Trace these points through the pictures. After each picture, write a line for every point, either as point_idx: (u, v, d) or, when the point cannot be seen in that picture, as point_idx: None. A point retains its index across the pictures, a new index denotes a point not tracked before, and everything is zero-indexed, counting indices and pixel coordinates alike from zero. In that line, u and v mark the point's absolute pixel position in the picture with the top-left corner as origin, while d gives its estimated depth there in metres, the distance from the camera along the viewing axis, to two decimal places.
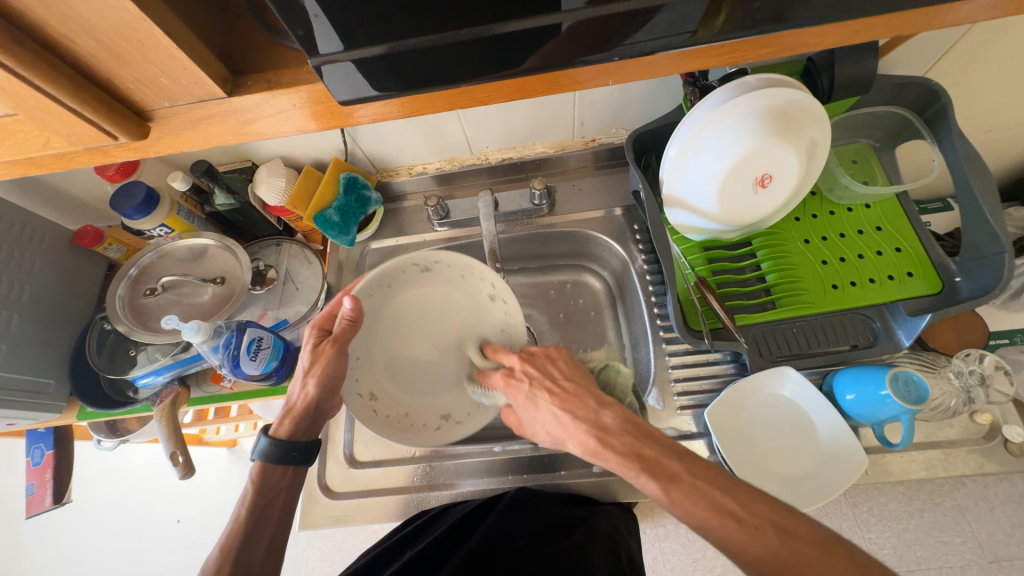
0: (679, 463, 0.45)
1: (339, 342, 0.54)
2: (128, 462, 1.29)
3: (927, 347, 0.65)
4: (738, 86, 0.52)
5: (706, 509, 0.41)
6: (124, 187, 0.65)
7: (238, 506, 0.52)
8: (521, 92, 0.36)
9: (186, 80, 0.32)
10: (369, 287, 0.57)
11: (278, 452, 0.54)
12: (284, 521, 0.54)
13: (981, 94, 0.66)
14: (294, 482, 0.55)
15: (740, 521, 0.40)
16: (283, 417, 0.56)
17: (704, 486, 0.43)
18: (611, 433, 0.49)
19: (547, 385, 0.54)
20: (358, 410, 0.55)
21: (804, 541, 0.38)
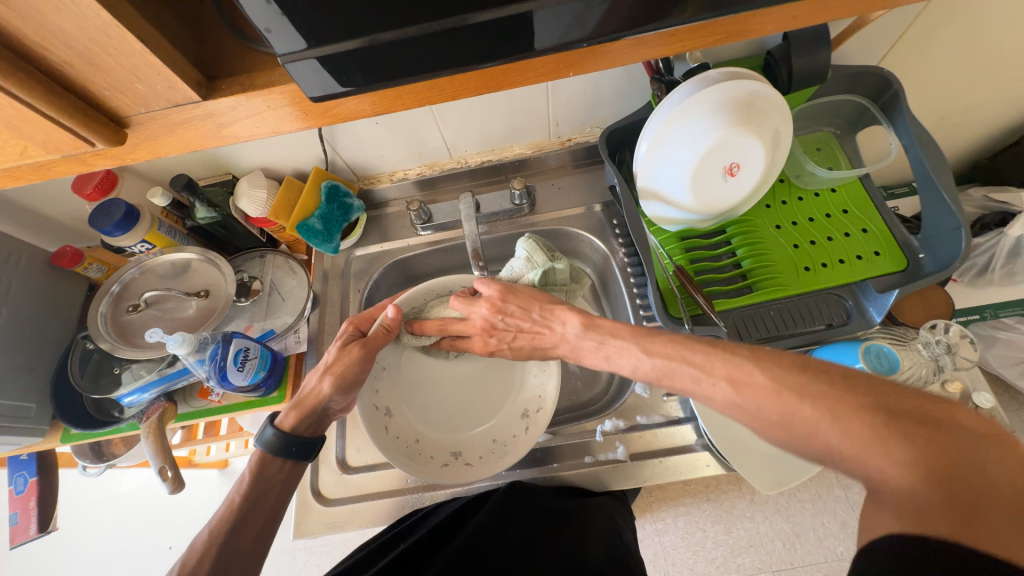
0: (636, 347, 0.48)
1: (369, 345, 0.56)
2: (115, 489, 1.25)
3: (897, 322, 0.67)
4: (701, 80, 0.55)
5: (668, 382, 0.45)
6: (102, 205, 0.64)
7: (232, 493, 0.51)
8: (488, 85, 0.38)
9: (161, 85, 0.33)
10: (417, 303, 0.63)
11: (279, 445, 0.53)
12: (276, 514, 0.52)
13: (931, 81, 0.70)
14: (290, 477, 0.54)
15: (700, 383, 0.42)
16: (291, 410, 0.55)
17: (661, 364, 0.46)
18: (585, 354, 0.53)
19: (521, 332, 0.57)
20: (368, 419, 0.58)
21: (755, 386, 0.39)
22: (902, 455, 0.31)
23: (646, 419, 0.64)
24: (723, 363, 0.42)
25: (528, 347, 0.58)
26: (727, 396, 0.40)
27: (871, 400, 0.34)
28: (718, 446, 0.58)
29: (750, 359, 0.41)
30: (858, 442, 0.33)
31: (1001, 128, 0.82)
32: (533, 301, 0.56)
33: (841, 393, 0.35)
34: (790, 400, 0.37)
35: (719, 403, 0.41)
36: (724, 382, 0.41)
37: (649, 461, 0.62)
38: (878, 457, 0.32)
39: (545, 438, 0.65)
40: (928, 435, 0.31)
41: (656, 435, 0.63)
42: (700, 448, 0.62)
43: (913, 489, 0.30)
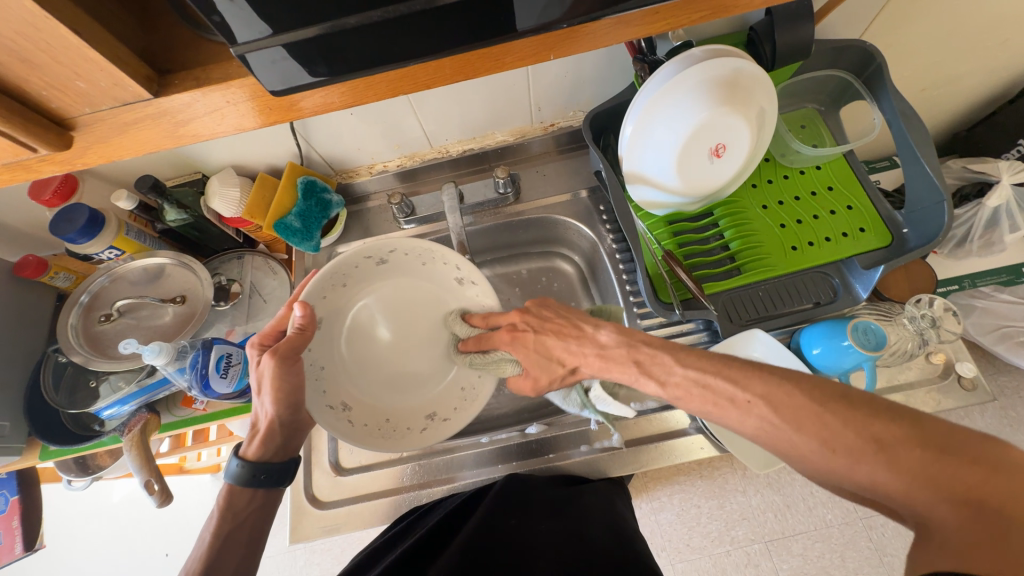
0: (670, 358, 0.48)
1: (279, 351, 0.52)
2: (104, 500, 1.23)
3: (882, 297, 0.68)
4: (684, 59, 0.53)
5: (702, 394, 0.45)
6: (63, 211, 0.61)
7: (203, 532, 0.51)
8: (464, 72, 0.36)
9: (105, 81, 0.30)
10: (323, 287, 0.58)
11: (245, 475, 0.53)
12: (250, 549, 0.52)
13: (913, 53, 0.70)
14: (263, 506, 0.54)
15: (735, 403, 0.43)
16: (253, 439, 0.54)
17: (695, 375, 0.46)
18: (609, 351, 0.53)
19: (551, 329, 0.57)
20: (326, 420, 0.55)
21: (799, 406, 0.40)
22: (943, 489, 0.34)
23: (640, 406, 0.64)
24: (748, 385, 0.43)
25: (557, 345, 0.57)
26: (766, 419, 0.41)
27: (913, 433, 0.37)
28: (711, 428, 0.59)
29: (788, 380, 0.42)
30: (904, 478, 0.36)
31: (980, 98, 0.83)
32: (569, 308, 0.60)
33: (886, 423, 0.37)
34: (832, 423, 0.39)
35: (753, 426, 0.42)
36: (761, 403, 0.42)
37: (644, 447, 0.62)
38: (924, 493, 0.35)
39: (540, 429, 0.65)
40: (978, 473, 0.34)
41: (651, 421, 0.63)
42: (693, 431, 0.62)
43: (958, 523, 0.34)
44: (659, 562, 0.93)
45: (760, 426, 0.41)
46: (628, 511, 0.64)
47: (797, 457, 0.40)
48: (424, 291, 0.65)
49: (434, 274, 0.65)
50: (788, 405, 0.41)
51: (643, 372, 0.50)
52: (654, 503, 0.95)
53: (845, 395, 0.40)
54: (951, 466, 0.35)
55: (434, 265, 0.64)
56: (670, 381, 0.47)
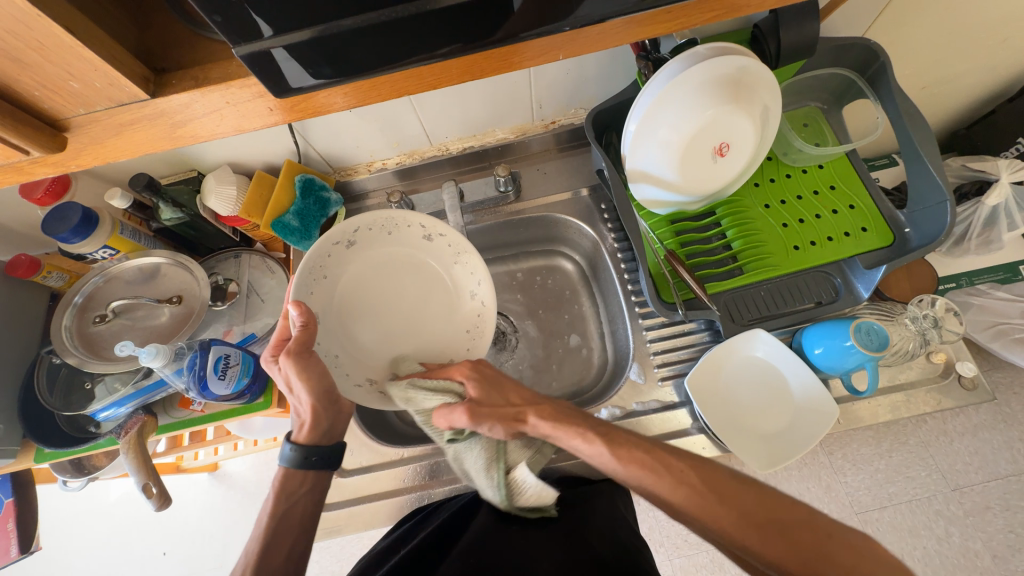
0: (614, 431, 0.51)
1: (294, 349, 0.52)
2: (101, 499, 1.22)
3: (884, 297, 0.68)
4: (689, 56, 0.52)
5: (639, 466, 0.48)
6: (55, 210, 0.59)
7: (260, 515, 0.52)
8: (471, 72, 0.36)
9: (100, 82, 0.29)
10: (305, 283, 0.57)
11: (298, 457, 0.54)
12: (303, 530, 0.53)
13: (916, 51, 0.69)
14: (314, 487, 0.56)
15: (670, 470, 0.47)
16: (302, 424, 0.55)
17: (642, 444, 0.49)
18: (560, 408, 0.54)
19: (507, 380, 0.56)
20: (362, 398, 0.57)
21: (721, 479, 0.46)
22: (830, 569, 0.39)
23: (641, 406, 0.65)
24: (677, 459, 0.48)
25: (511, 389, 0.55)
26: (695, 485, 0.45)
27: (806, 519, 0.42)
28: (714, 430, 0.59)
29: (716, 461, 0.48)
30: (801, 556, 0.40)
31: (979, 96, 0.82)
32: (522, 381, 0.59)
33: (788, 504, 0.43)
34: (744, 498, 0.44)
35: (681, 493, 0.45)
36: (690, 471, 0.46)
37: None
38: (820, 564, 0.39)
39: None
40: (855, 557, 0.39)
41: (652, 421, 0.64)
42: (696, 432, 0.63)
43: None
44: (658, 559, 0.94)
45: (690, 493, 0.45)
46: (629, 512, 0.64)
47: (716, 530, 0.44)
48: (404, 259, 0.65)
49: (405, 240, 0.65)
50: (714, 482, 0.45)
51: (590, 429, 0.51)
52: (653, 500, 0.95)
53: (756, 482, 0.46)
54: (833, 546, 0.40)
55: (401, 231, 0.64)
56: (617, 439, 0.50)
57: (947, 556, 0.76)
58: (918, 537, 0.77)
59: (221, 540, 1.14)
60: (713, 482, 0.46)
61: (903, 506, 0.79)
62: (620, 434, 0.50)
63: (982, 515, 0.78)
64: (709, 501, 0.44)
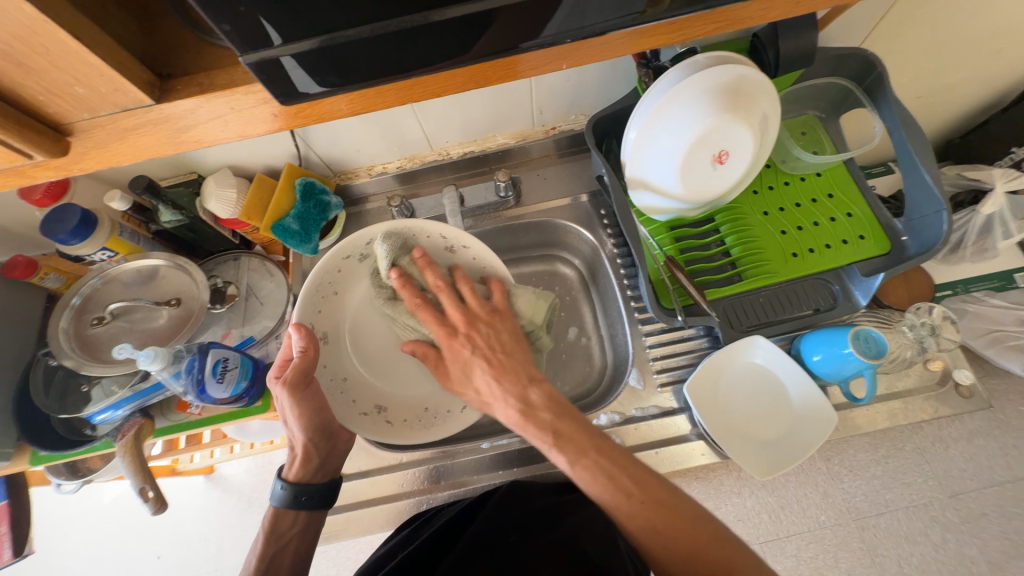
0: (585, 443, 0.49)
1: (290, 380, 0.52)
2: (95, 502, 1.21)
3: (881, 304, 0.69)
4: (688, 66, 0.53)
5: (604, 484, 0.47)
6: (55, 211, 0.59)
7: (249, 556, 0.53)
8: (475, 81, 0.36)
9: (105, 87, 0.30)
10: (312, 302, 0.59)
11: (288, 497, 0.55)
12: (294, 570, 0.54)
13: (913, 61, 0.70)
14: (305, 528, 0.56)
15: (629, 498, 0.46)
16: (294, 460, 0.57)
17: (604, 464, 0.48)
18: (537, 409, 0.51)
19: (487, 357, 0.54)
20: (363, 426, 0.59)
21: (679, 513, 0.45)
22: None
23: (640, 412, 0.65)
24: (640, 485, 0.47)
25: (495, 375, 0.53)
26: (652, 520, 0.45)
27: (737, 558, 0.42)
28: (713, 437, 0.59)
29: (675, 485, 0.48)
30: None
31: (974, 105, 0.83)
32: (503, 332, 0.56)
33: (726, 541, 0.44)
34: (690, 533, 0.44)
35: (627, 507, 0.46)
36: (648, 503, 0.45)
37: (644, 453, 0.62)
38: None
39: None
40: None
41: (651, 426, 0.64)
42: (695, 438, 0.63)
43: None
44: None
45: (641, 524, 0.45)
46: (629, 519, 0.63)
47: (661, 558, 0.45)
48: None
49: None
50: (670, 514, 0.45)
51: (557, 445, 0.49)
52: None
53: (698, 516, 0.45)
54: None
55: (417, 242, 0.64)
56: (583, 459, 0.48)
57: (942, 562, 0.77)
58: (914, 544, 0.78)
59: (216, 543, 1.13)
60: (674, 505, 0.46)
61: (900, 512, 0.79)
62: (591, 451, 0.49)
63: (977, 521, 0.78)
64: (664, 531, 0.44)
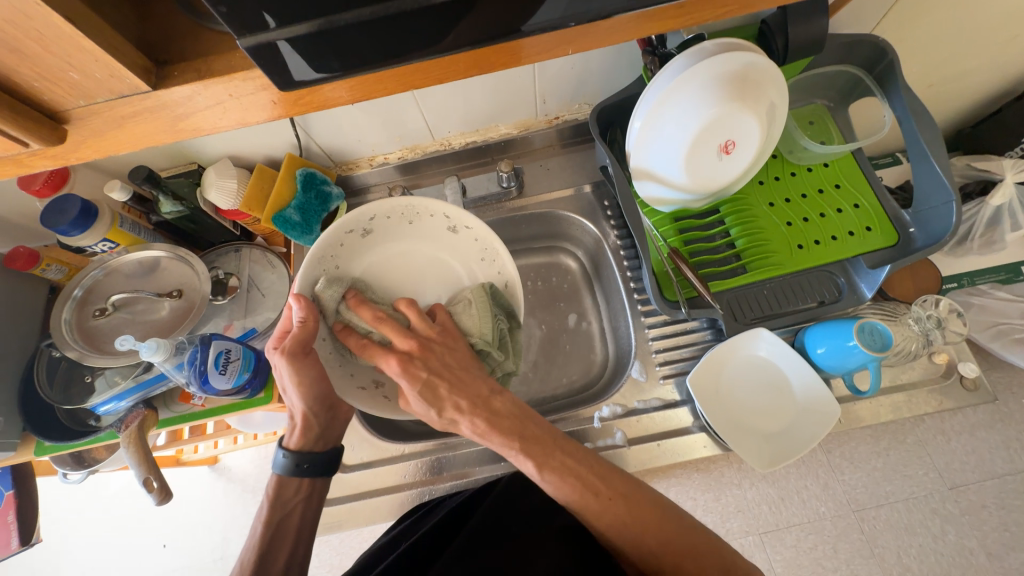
0: (550, 448, 0.51)
1: (289, 349, 0.52)
2: (101, 491, 1.22)
3: (887, 296, 0.68)
4: (695, 53, 0.51)
5: (575, 484, 0.49)
6: (55, 202, 0.59)
7: (255, 523, 0.53)
8: (478, 67, 0.35)
9: (101, 73, 0.29)
10: (313, 274, 0.57)
11: (290, 464, 0.56)
12: (301, 534, 0.55)
13: (925, 48, 0.68)
14: (309, 495, 0.57)
15: (599, 496, 0.49)
16: (293, 429, 0.56)
17: (571, 464, 0.50)
18: (500, 416, 0.51)
19: (441, 376, 0.52)
20: (362, 400, 0.59)
21: (643, 508, 0.49)
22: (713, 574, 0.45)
23: (643, 404, 0.65)
24: (604, 484, 0.49)
25: (450, 394, 0.51)
26: (621, 514, 0.48)
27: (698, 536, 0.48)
28: (716, 428, 0.59)
29: (639, 480, 0.51)
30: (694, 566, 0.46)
31: (985, 94, 0.82)
32: (455, 351, 0.54)
33: (689, 523, 0.49)
34: (658, 520, 0.48)
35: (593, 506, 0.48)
36: (618, 498, 0.49)
37: (647, 445, 0.62)
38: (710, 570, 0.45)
39: None
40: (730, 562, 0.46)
41: (653, 419, 0.64)
42: (697, 430, 0.63)
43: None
44: None
45: (614, 517, 0.48)
46: None
47: (627, 545, 0.49)
48: (422, 249, 0.65)
49: (424, 230, 0.65)
50: (636, 504, 0.49)
51: (524, 450, 0.50)
52: None
53: (660, 504, 0.49)
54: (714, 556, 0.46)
55: (421, 220, 0.64)
56: (550, 463, 0.50)
57: (942, 554, 0.77)
58: (914, 535, 0.78)
59: (221, 531, 1.14)
60: (641, 498, 0.49)
61: (900, 504, 0.79)
62: (556, 452, 0.51)
63: (978, 513, 0.78)
64: (628, 527, 0.48)
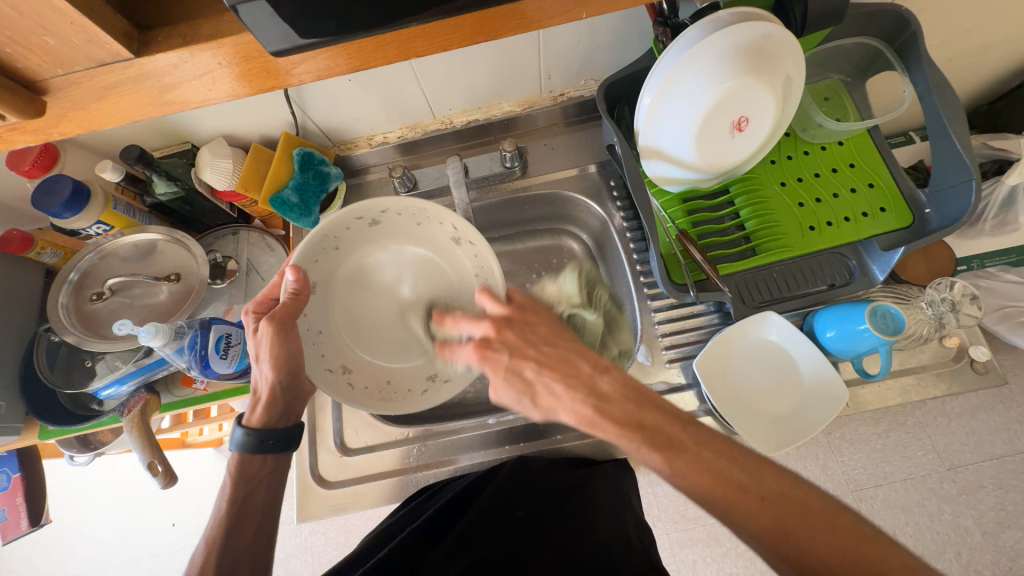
0: (678, 442, 0.41)
1: (277, 317, 0.52)
2: (109, 472, 1.24)
3: (899, 279, 0.67)
4: (710, 22, 0.49)
5: (711, 481, 0.39)
6: (46, 183, 0.57)
7: (218, 499, 0.53)
8: (484, 33, 0.34)
9: (79, 38, 0.28)
10: (312, 251, 0.55)
11: (252, 442, 0.55)
12: (266, 513, 0.54)
13: (948, 20, 0.65)
14: (274, 471, 0.56)
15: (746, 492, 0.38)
16: (256, 404, 0.56)
17: (711, 459, 0.40)
18: (609, 401, 0.45)
19: (528, 352, 0.49)
20: (325, 382, 0.55)
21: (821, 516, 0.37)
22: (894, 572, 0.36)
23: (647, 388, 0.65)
24: (750, 476, 0.39)
25: (542, 375, 0.48)
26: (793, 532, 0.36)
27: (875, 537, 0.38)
28: (720, 411, 0.59)
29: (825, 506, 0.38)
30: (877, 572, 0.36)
31: (1005, 69, 0.79)
32: (548, 334, 0.51)
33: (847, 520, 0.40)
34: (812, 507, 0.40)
35: (760, 517, 0.37)
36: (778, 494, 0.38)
37: None
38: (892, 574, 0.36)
39: None
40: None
41: None
42: (703, 414, 0.63)
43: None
44: (654, 534, 0.87)
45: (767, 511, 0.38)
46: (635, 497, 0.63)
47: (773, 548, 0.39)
48: (420, 255, 0.63)
49: (428, 236, 0.62)
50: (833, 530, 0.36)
51: (647, 443, 0.42)
52: (652, 476, 0.87)
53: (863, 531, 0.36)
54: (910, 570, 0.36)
55: (428, 225, 0.61)
56: (680, 453, 0.41)
57: (938, 533, 0.78)
58: (910, 514, 0.79)
59: None
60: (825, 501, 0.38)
61: (898, 484, 0.80)
62: (689, 445, 0.41)
63: (975, 493, 0.79)
64: (798, 544, 0.36)
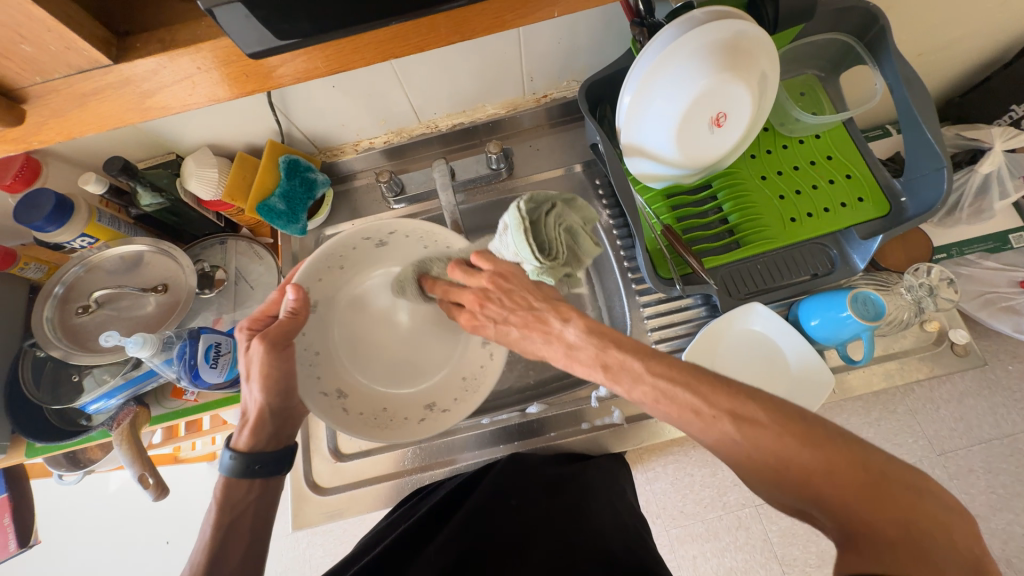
0: (640, 365, 0.44)
1: (270, 336, 0.52)
2: (100, 492, 1.22)
3: (880, 267, 0.69)
4: (685, 21, 0.50)
5: (667, 406, 0.42)
6: (28, 197, 0.57)
7: (203, 526, 0.51)
8: (461, 32, 0.36)
9: (57, 45, 0.30)
10: (318, 269, 0.58)
11: (240, 466, 0.53)
12: (255, 536, 0.53)
13: (915, 15, 0.67)
14: (262, 493, 0.55)
15: (700, 415, 0.41)
16: (244, 426, 0.54)
17: (665, 386, 0.43)
18: (577, 347, 0.49)
19: (509, 321, 0.54)
20: (318, 406, 0.56)
21: (760, 426, 0.38)
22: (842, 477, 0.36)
23: None
24: (712, 399, 0.41)
25: (520, 332, 0.53)
26: (729, 434, 0.39)
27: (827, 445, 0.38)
28: None
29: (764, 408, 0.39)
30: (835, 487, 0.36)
31: (974, 61, 0.81)
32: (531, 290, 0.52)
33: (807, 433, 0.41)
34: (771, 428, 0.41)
35: (714, 437, 0.40)
36: (728, 419, 0.40)
37: (645, 423, 0.62)
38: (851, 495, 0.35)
39: (540, 409, 0.64)
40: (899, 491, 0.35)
41: None
42: None
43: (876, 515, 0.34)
44: (654, 530, 0.87)
45: (720, 436, 0.40)
46: (631, 492, 0.63)
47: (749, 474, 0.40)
48: None
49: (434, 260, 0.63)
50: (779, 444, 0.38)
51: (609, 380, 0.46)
52: (649, 472, 0.87)
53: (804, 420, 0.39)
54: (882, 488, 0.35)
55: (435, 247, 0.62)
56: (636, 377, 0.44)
57: None
58: None
59: None
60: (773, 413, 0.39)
61: None
62: (648, 376, 0.44)
63: (965, 477, 0.80)
64: (756, 456, 0.38)
